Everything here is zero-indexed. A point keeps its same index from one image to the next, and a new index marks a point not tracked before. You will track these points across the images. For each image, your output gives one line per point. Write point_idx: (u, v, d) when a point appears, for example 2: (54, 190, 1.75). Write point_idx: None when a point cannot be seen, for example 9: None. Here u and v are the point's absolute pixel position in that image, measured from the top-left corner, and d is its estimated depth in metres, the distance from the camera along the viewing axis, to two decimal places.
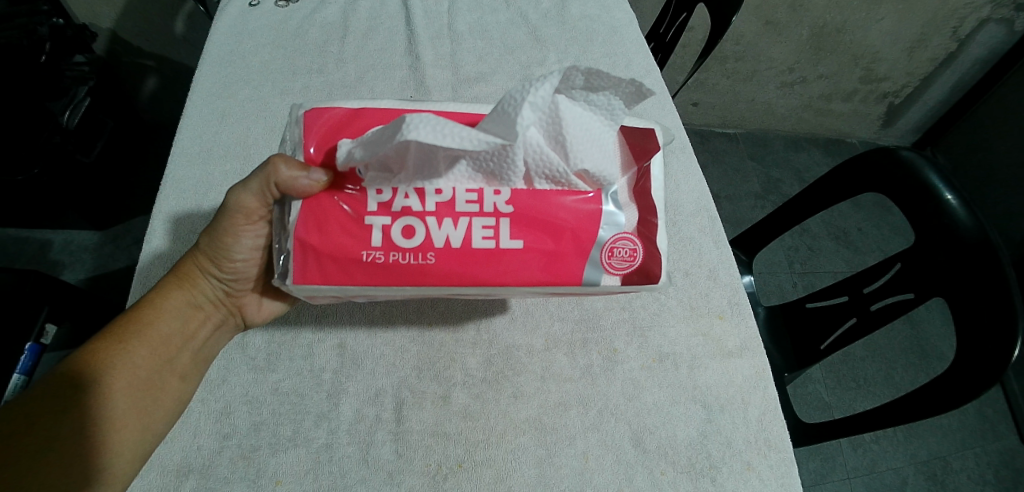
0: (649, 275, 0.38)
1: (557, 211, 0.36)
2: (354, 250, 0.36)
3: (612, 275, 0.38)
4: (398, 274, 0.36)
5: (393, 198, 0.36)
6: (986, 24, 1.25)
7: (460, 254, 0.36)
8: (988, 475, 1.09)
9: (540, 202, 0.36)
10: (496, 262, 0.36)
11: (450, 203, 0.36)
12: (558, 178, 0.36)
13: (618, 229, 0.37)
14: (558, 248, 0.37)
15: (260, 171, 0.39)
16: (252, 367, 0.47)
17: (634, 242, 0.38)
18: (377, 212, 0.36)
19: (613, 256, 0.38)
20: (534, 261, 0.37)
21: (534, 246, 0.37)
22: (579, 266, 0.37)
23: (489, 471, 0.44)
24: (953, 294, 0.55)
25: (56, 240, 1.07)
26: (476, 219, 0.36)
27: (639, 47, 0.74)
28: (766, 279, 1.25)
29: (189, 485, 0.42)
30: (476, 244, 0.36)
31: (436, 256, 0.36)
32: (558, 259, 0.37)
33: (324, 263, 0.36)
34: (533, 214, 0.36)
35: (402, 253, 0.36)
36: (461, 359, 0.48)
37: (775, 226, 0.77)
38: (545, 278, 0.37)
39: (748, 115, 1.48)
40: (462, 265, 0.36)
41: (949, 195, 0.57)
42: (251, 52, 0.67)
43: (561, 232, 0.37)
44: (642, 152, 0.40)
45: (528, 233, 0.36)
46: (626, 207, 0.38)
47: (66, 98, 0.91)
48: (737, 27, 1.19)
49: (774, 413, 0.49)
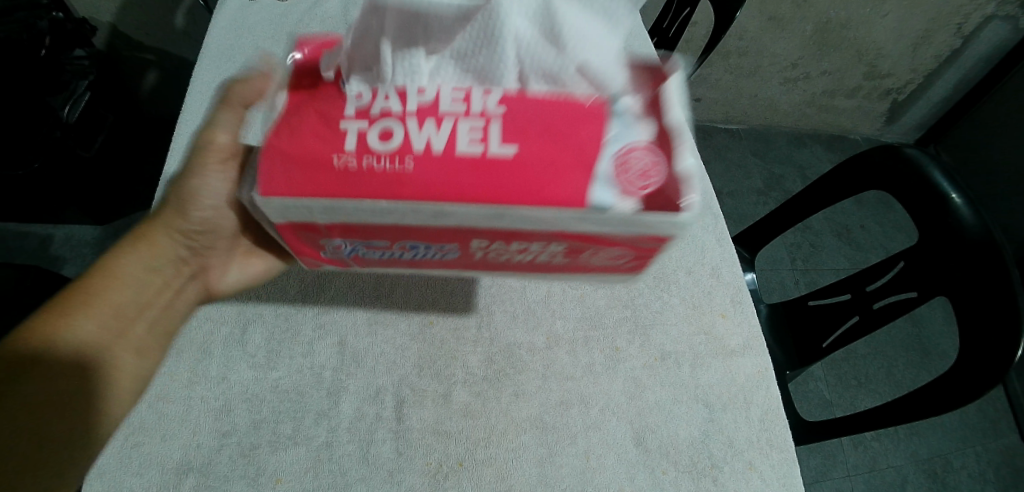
0: (671, 201, 0.28)
1: (563, 117, 0.28)
2: (319, 153, 0.28)
3: (626, 200, 0.27)
4: (365, 184, 0.27)
5: (372, 101, 0.28)
6: (992, 21, 1.24)
7: (442, 164, 0.27)
8: (988, 473, 1.09)
9: (539, 105, 0.28)
10: (489, 173, 0.27)
11: (428, 103, 0.28)
12: (554, 74, 0.27)
13: (625, 144, 0.28)
14: (565, 158, 0.27)
15: (224, 95, 0.41)
16: (252, 365, 0.46)
17: (649, 156, 0.28)
18: (352, 119, 0.28)
19: (625, 173, 0.28)
20: (537, 175, 0.27)
21: (537, 155, 0.27)
22: (586, 184, 0.27)
23: (490, 471, 0.43)
24: (955, 295, 0.55)
25: (57, 234, 1.07)
26: (460, 121, 0.27)
27: (641, 42, 0.73)
28: (768, 275, 1.25)
29: (188, 484, 0.41)
30: (463, 149, 0.27)
31: (413, 163, 0.27)
32: (562, 170, 0.27)
33: (287, 168, 0.28)
34: (532, 116, 0.27)
35: (371, 161, 0.27)
36: (462, 357, 0.48)
37: (777, 224, 0.77)
38: (547, 197, 0.27)
39: (750, 111, 1.48)
40: (451, 177, 0.27)
41: (954, 195, 0.56)
42: (251, 47, 0.66)
43: (570, 139, 0.27)
44: (657, 74, 0.31)
45: (524, 140, 0.27)
46: (637, 124, 0.29)
47: (66, 93, 0.90)
48: (740, 23, 1.18)
49: (776, 413, 0.48)
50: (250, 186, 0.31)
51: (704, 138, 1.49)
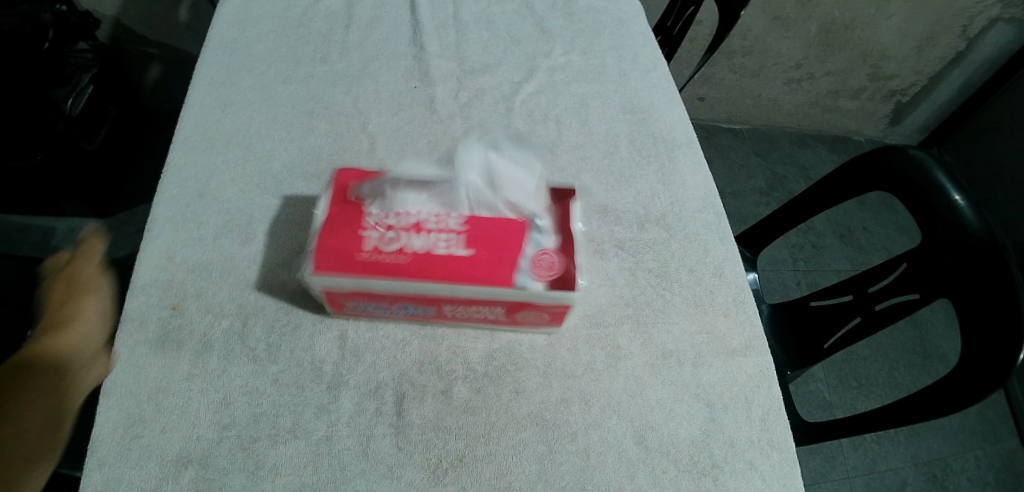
0: (568, 281, 0.39)
1: (505, 229, 0.40)
2: (350, 248, 0.39)
3: (537, 282, 0.40)
4: (375, 269, 0.39)
5: (383, 216, 0.40)
6: (996, 23, 1.23)
7: (426, 259, 0.39)
8: (988, 476, 1.08)
9: (490, 222, 0.41)
10: (455, 267, 0.39)
11: (420, 220, 0.40)
12: (495, 207, 0.42)
13: (540, 246, 0.40)
14: (503, 256, 0.39)
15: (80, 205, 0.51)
16: (252, 358, 0.46)
17: (556, 256, 0.40)
18: (369, 227, 0.40)
19: (539, 264, 0.40)
20: (484, 267, 0.39)
21: (483, 255, 0.39)
22: (509, 273, 0.39)
23: (490, 467, 0.43)
24: (957, 296, 0.54)
25: (59, 227, 1.07)
26: (439, 232, 0.40)
27: (645, 40, 0.73)
28: (769, 276, 1.25)
29: (188, 476, 0.41)
30: (440, 250, 0.39)
31: (409, 257, 0.39)
32: (501, 264, 0.39)
33: (324, 255, 0.39)
34: (487, 229, 0.40)
35: (380, 256, 0.39)
36: (462, 354, 0.48)
37: (780, 224, 0.77)
38: (487, 281, 0.39)
39: (754, 111, 1.47)
40: (431, 269, 0.39)
41: (957, 196, 0.56)
42: (255, 41, 0.66)
43: (508, 244, 0.40)
44: (566, 193, 0.44)
45: (479, 245, 0.40)
46: (550, 233, 0.42)
47: (70, 85, 0.92)
48: (745, 22, 1.18)
49: (778, 413, 0.48)
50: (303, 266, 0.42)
51: (707, 137, 1.49)
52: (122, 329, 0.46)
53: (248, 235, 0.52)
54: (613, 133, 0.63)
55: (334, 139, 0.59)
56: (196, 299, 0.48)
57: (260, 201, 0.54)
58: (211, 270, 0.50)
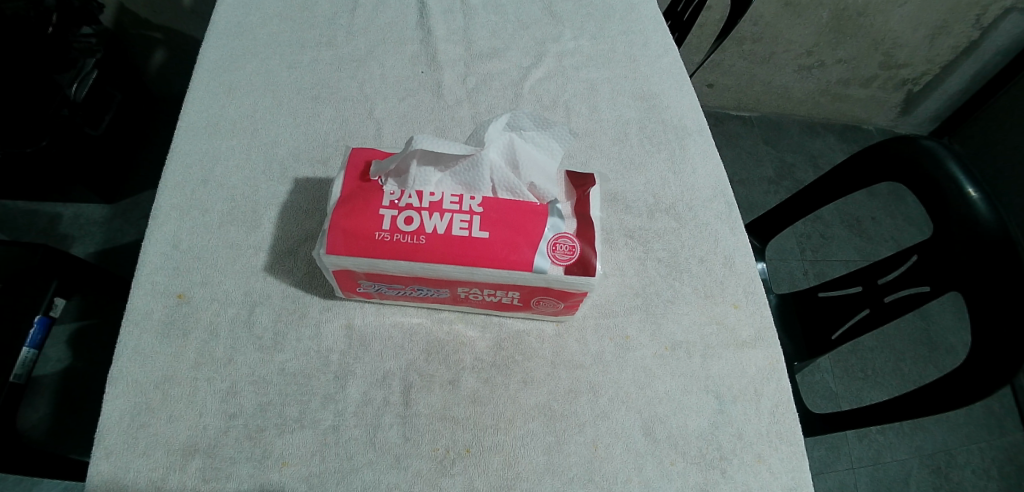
0: (587, 267, 0.39)
1: (522, 211, 0.40)
2: (365, 229, 0.39)
3: (555, 266, 0.39)
4: (393, 252, 0.39)
5: (400, 196, 0.40)
6: (1011, 13, 1.21)
7: (442, 241, 0.39)
8: (993, 470, 1.08)
9: (506, 205, 0.40)
10: (471, 249, 0.39)
11: (436, 201, 0.40)
12: (515, 189, 0.41)
13: (558, 230, 0.40)
14: (518, 239, 0.39)
15: None
16: (259, 347, 0.46)
17: (572, 240, 0.39)
18: (386, 206, 0.40)
19: (556, 249, 0.39)
20: (500, 250, 0.38)
21: (501, 237, 0.39)
22: (529, 256, 0.39)
23: (498, 458, 0.43)
24: (968, 290, 0.53)
25: (65, 213, 1.07)
26: (456, 214, 0.40)
27: (656, 25, 0.71)
28: (777, 266, 1.24)
29: (196, 464, 0.41)
30: (456, 232, 0.39)
31: (426, 239, 0.39)
32: (517, 246, 0.39)
33: (340, 238, 0.39)
34: (501, 211, 0.40)
35: (397, 238, 0.39)
36: (470, 343, 0.48)
37: (790, 213, 0.76)
38: (505, 264, 0.39)
39: (763, 99, 1.45)
40: (447, 251, 0.38)
41: (971, 189, 0.55)
42: (260, 25, 0.65)
43: (524, 226, 0.39)
44: (586, 179, 0.44)
45: (495, 228, 0.39)
46: (568, 218, 0.41)
47: (74, 70, 0.90)
48: (757, 7, 1.15)
49: (787, 406, 0.47)
50: (316, 247, 0.41)
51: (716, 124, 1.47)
52: (128, 316, 0.46)
53: (254, 222, 0.52)
54: (623, 120, 0.62)
55: (340, 125, 0.58)
56: (202, 287, 0.48)
57: (266, 188, 0.54)
58: (217, 258, 0.49)
